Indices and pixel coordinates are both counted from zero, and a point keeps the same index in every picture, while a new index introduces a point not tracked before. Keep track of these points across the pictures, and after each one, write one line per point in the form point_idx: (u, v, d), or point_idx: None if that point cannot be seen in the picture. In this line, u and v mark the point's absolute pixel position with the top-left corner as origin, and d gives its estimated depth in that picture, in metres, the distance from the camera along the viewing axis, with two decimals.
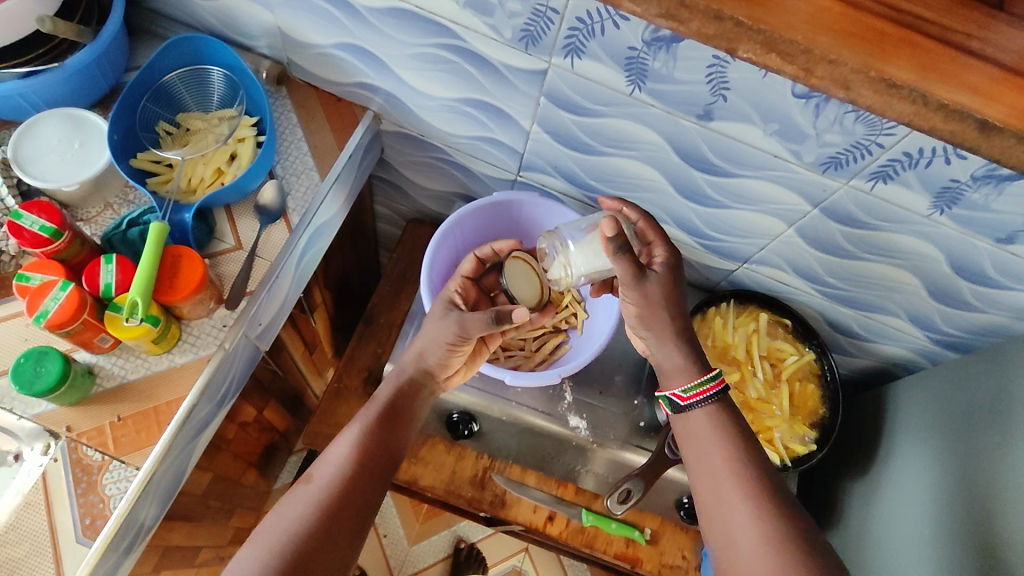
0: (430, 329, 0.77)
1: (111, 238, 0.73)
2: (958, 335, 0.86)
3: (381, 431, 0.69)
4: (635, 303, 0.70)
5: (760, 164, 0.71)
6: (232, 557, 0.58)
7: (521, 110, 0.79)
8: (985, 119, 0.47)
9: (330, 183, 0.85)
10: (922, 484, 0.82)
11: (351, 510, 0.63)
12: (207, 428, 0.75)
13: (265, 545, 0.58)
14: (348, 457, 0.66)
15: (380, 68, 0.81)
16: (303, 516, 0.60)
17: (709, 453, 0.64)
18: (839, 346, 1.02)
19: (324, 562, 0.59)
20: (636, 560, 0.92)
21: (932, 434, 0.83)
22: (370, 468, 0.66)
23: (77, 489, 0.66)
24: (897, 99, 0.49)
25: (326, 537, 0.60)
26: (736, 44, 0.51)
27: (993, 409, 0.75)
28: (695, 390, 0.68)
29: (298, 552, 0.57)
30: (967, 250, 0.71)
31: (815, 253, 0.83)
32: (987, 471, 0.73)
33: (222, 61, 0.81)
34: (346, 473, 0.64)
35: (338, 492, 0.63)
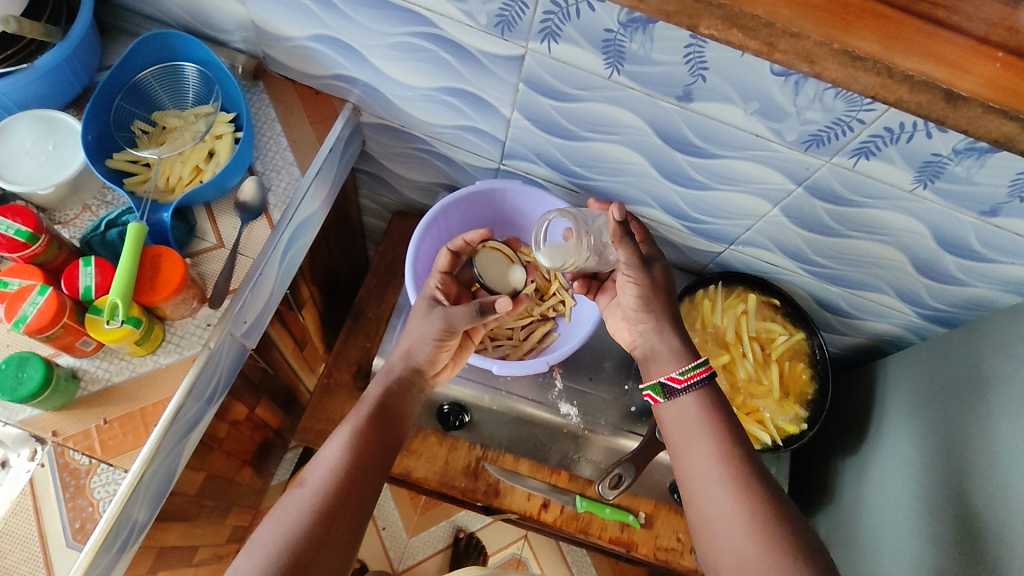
0: (418, 326, 0.77)
1: (90, 240, 0.73)
2: (946, 309, 0.87)
3: (372, 429, 0.69)
4: (637, 285, 0.73)
5: (742, 144, 0.71)
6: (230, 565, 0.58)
7: (500, 97, 0.78)
8: (952, 90, 0.47)
9: (311, 177, 0.84)
10: (912, 460, 0.82)
11: (347, 511, 0.63)
12: (195, 426, 0.75)
13: (261, 551, 0.58)
14: (342, 457, 0.65)
15: (357, 59, 0.80)
16: (298, 519, 0.60)
17: (695, 438, 0.65)
18: (828, 324, 1.02)
19: (320, 564, 0.58)
20: (631, 544, 0.93)
21: (922, 409, 0.83)
22: (361, 468, 0.66)
23: (65, 493, 0.66)
24: (862, 72, 0.48)
25: (322, 540, 0.60)
26: (697, 20, 0.49)
27: (982, 381, 0.75)
28: (694, 371, 0.69)
29: (293, 557, 0.57)
30: (952, 224, 0.71)
31: (801, 233, 0.83)
32: (975, 440, 0.73)
33: (196, 56, 0.79)
34: (340, 474, 0.64)
35: (332, 492, 0.63)
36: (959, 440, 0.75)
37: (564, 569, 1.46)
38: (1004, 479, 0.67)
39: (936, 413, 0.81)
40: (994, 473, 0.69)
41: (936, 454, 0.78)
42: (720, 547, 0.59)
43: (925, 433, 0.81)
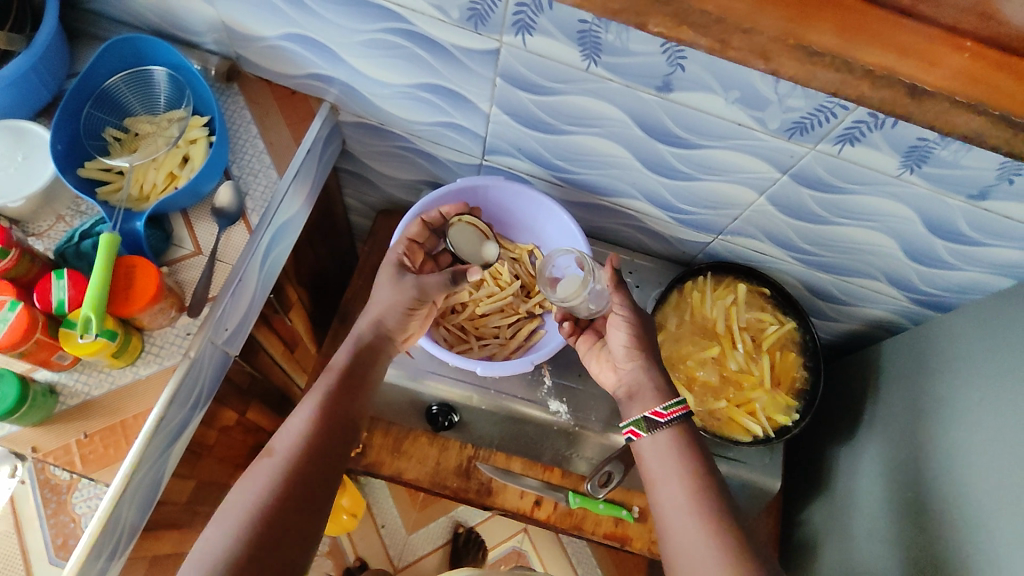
0: (387, 295, 0.76)
1: (64, 252, 0.71)
2: (937, 294, 0.85)
3: (340, 399, 0.68)
4: (625, 329, 0.74)
5: (724, 133, 0.69)
6: (199, 535, 0.57)
7: (477, 93, 0.76)
8: (916, 85, 0.47)
9: (289, 180, 0.82)
10: (911, 475, 0.83)
11: (316, 480, 0.61)
12: (184, 431, 0.74)
13: (231, 518, 0.57)
14: (310, 426, 0.64)
15: (331, 57, 0.79)
16: (266, 485, 0.59)
17: (670, 479, 0.64)
18: (820, 311, 1.01)
19: (291, 535, 0.58)
20: (625, 538, 0.93)
21: (922, 423, 0.83)
22: (331, 433, 0.65)
23: (47, 510, 0.65)
24: (818, 67, 0.48)
25: (291, 511, 0.58)
26: (646, 17, 0.50)
27: (982, 400, 0.74)
28: (677, 406, 0.68)
29: (261, 528, 0.56)
30: (940, 208, 0.70)
31: (788, 221, 0.81)
32: (974, 468, 0.73)
33: (166, 60, 0.77)
34: (307, 442, 0.63)
35: (300, 461, 0.61)
36: (959, 463, 0.75)
37: (564, 561, 1.46)
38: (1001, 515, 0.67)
39: (938, 428, 0.80)
40: (993, 507, 0.69)
41: (935, 474, 0.79)
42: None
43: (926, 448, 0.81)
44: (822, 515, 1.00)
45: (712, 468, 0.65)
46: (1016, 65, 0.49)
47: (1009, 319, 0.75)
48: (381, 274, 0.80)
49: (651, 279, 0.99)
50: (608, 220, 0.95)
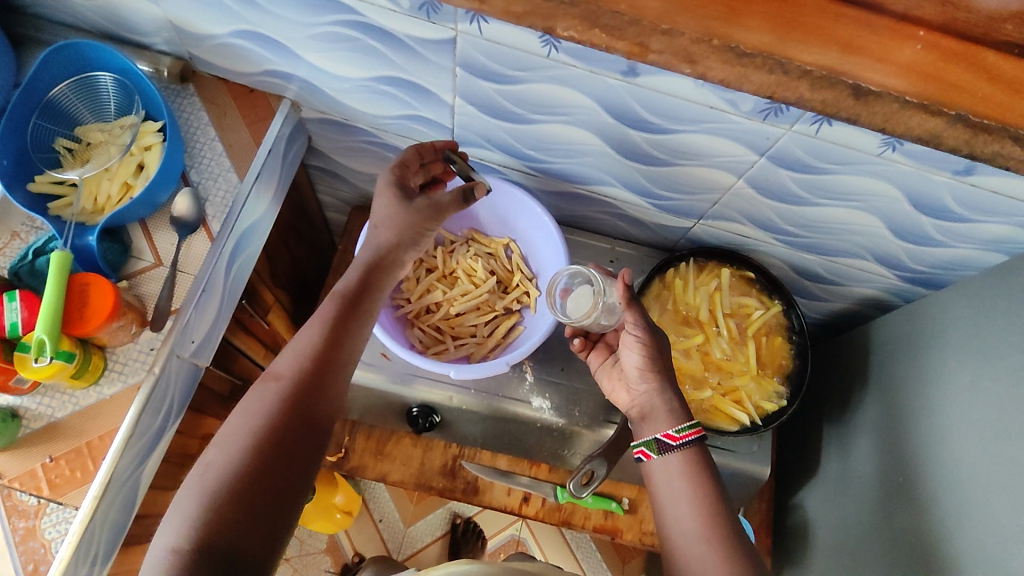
0: (397, 215, 0.72)
1: (18, 271, 0.69)
2: (926, 271, 0.83)
3: (342, 324, 0.64)
4: (639, 352, 0.70)
5: (696, 117, 0.66)
6: (198, 461, 0.53)
7: (439, 84, 0.73)
8: (860, 86, 0.47)
9: (251, 182, 0.79)
10: (908, 458, 0.80)
11: (320, 403, 0.59)
12: (160, 437, 0.73)
13: (234, 442, 0.54)
14: (313, 349, 0.61)
15: (285, 53, 0.75)
16: (271, 408, 0.56)
17: (680, 503, 0.64)
18: (809, 291, 0.98)
19: (296, 459, 0.55)
20: (615, 530, 0.92)
21: (925, 414, 0.79)
22: (335, 357, 0.62)
23: (15, 537, 0.64)
24: (752, 69, 0.48)
25: (295, 434, 0.56)
26: (554, 21, 0.50)
27: (986, 394, 0.70)
28: (689, 430, 0.67)
29: (265, 451, 0.53)
30: (926, 186, 0.67)
31: (768, 203, 0.78)
32: (977, 470, 0.69)
33: (112, 65, 0.74)
34: (312, 365, 0.60)
35: (304, 384, 0.58)
36: (964, 463, 0.71)
37: (563, 547, 1.46)
38: (1005, 521, 0.64)
39: (938, 417, 0.76)
40: (993, 498, 0.66)
41: (932, 465, 0.76)
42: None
43: (928, 441, 0.77)
44: (817, 500, 0.98)
45: (724, 492, 0.65)
46: (973, 54, 0.49)
47: (1006, 295, 0.71)
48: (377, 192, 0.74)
49: (633, 266, 0.97)
50: (586, 208, 0.92)
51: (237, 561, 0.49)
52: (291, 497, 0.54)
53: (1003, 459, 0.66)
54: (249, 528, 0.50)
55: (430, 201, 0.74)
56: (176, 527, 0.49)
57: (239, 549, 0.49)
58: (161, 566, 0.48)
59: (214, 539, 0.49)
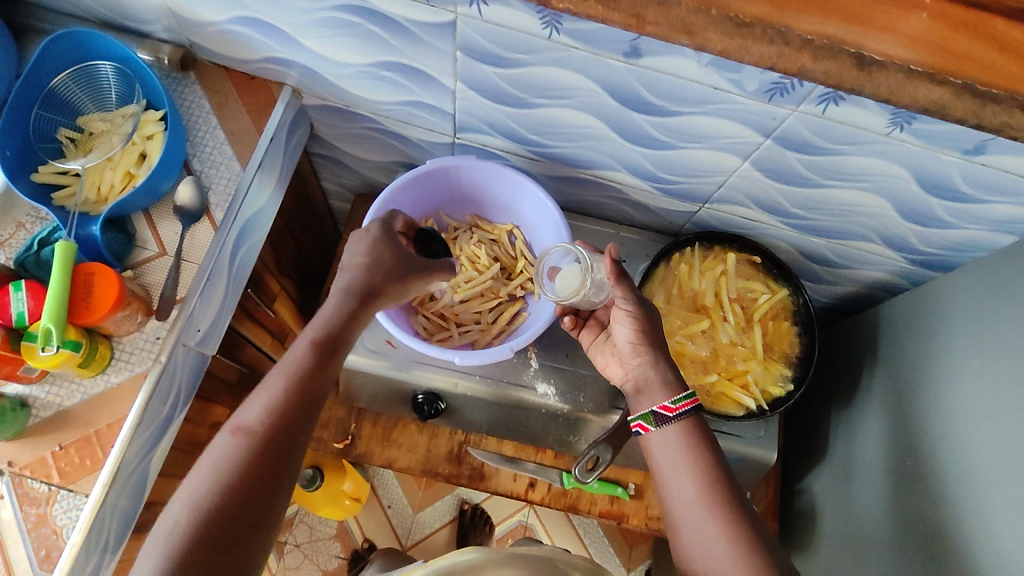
0: (389, 265, 0.67)
1: (23, 261, 0.69)
2: (935, 253, 0.82)
3: (313, 373, 0.60)
4: (631, 326, 0.70)
5: (701, 98, 0.65)
6: (158, 517, 0.52)
7: (440, 68, 0.72)
8: (863, 54, 0.47)
9: (253, 171, 0.78)
10: (917, 441, 0.80)
11: (281, 460, 0.56)
12: (167, 426, 0.74)
13: (191, 504, 0.52)
14: (277, 402, 0.57)
15: (285, 39, 0.74)
16: (230, 468, 0.54)
17: (679, 475, 0.64)
18: (816, 275, 0.97)
19: (251, 516, 0.53)
20: (622, 515, 0.93)
21: (934, 397, 0.78)
22: (301, 410, 0.58)
23: (28, 524, 0.65)
24: (752, 40, 0.48)
25: (255, 488, 0.54)
26: None
27: (991, 378, 0.70)
28: (686, 400, 0.67)
29: (220, 514, 0.52)
30: (934, 165, 0.66)
31: (775, 185, 0.77)
32: (986, 455, 0.69)
33: (111, 53, 0.73)
34: (273, 421, 0.56)
35: (264, 440, 0.56)
36: (972, 447, 0.71)
37: (571, 532, 1.48)
38: (1013, 506, 0.64)
39: (948, 402, 0.76)
40: (1006, 479, 0.65)
41: (942, 448, 0.75)
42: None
43: (936, 424, 0.77)
44: (823, 485, 0.98)
45: (722, 459, 0.65)
46: (983, 24, 0.49)
47: (1015, 277, 0.71)
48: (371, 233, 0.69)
49: (637, 252, 0.96)
50: (590, 193, 0.91)
51: None
52: (245, 554, 0.52)
53: (1013, 446, 0.65)
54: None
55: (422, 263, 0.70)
56: None
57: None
58: None
59: None
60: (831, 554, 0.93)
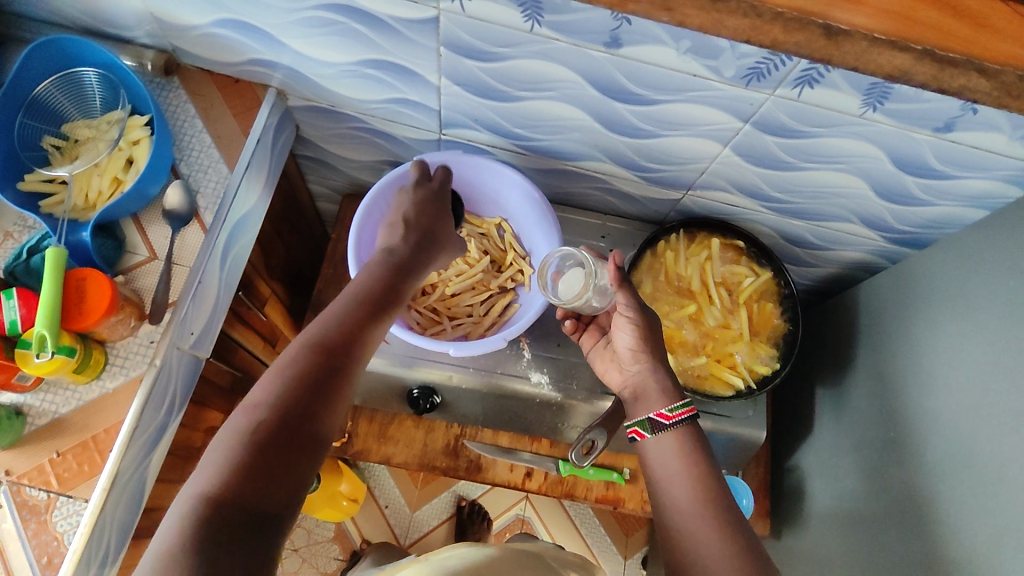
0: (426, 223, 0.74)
1: (13, 269, 0.69)
2: (912, 231, 0.84)
3: (374, 299, 0.62)
4: (632, 332, 0.72)
5: (680, 86, 0.67)
6: (225, 417, 0.51)
7: (424, 64, 0.73)
8: (831, 25, 0.49)
9: (241, 172, 0.79)
10: (902, 413, 0.82)
11: (346, 374, 0.56)
12: (160, 437, 0.73)
13: (263, 400, 0.51)
14: (343, 321, 0.58)
15: (269, 40, 0.75)
16: (300, 369, 0.53)
17: (675, 481, 0.65)
18: (798, 258, 1.00)
19: (322, 416, 0.53)
20: (618, 500, 0.94)
21: (913, 372, 0.81)
22: (365, 330, 0.59)
23: (27, 531, 0.64)
24: (728, 15, 0.49)
25: (324, 392, 0.54)
26: None
27: (968, 348, 0.72)
28: (682, 409, 0.69)
29: (294, 410, 0.51)
30: (906, 144, 0.68)
31: (755, 170, 0.79)
32: (965, 424, 0.71)
33: (94, 59, 0.73)
34: (341, 333, 0.57)
35: (333, 351, 0.56)
36: (953, 415, 0.73)
37: (568, 523, 1.49)
38: (991, 473, 0.66)
39: (929, 373, 0.78)
40: (987, 442, 0.67)
41: (927, 417, 0.77)
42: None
43: (917, 396, 0.79)
44: (811, 462, 1.00)
45: (716, 470, 0.66)
46: None
47: (988, 250, 0.73)
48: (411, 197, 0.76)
49: (623, 241, 0.98)
50: (577, 185, 0.93)
51: (259, 515, 0.47)
52: (314, 456, 0.52)
53: (990, 413, 0.68)
54: (268, 491, 0.48)
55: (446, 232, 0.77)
56: (203, 477, 0.47)
57: (258, 509, 0.47)
58: (183, 511, 0.46)
59: (235, 499, 0.46)
60: (821, 528, 0.95)
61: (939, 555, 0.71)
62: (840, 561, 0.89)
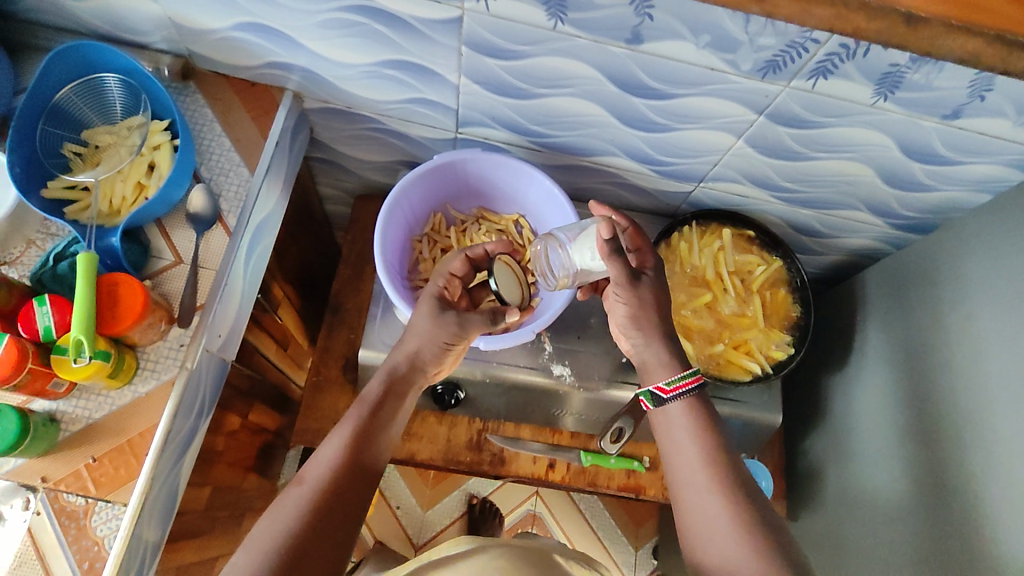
0: (431, 327, 0.73)
1: (40, 277, 0.69)
2: (917, 217, 0.87)
3: (369, 429, 0.67)
4: (626, 304, 0.73)
5: (697, 80, 0.69)
6: (227, 561, 0.58)
7: (444, 64, 0.74)
8: (910, 11, 0.53)
9: (261, 175, 0.79)
10: (907, 392, 0.84)
11: (340, 514, 0.62)
12: (192, 445, 0.74)
13: (260, 546, 0.58)
14: (337, 463, 0.64)
15: (288, 43, 0.75)
16: (295, 515, 0.60)
17: (681, 447, 0.68)
18: (805, 246, 1.02)
19: (317, 559, 0.59)
20: (639, 487, 0.96)
21: (919, 353, 0.84)
22: (360, 466, 0.65)
23: (68, 537, 0.65)
24: (816, 5, 0.53)
25: (318, 533, 0.60)
26: None
27: (973, 327, 0.75)
28: (687, 379, 0.71)
29: (290, 556, 0.57)
30: (915, 131, 0.71)
31: (767, 160, 0.81)
32: (969, 400, 0.74)
33: (115, 64, 0.73)
34: (335, 473, 0.63)
35: (329, 493, 0.62)
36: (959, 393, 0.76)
37: (578, 516, 1.51)
38: (996, 444, 0.69)
39: (935, 353, 0.81)
40: (992, 415, 0.70)
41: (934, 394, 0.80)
42: (708, 557, 0.62)
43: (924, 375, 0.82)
44: (820, 446, 1.03)
45: (724, 436, 0.69)
46: None
47: (990, 232, 0.77)
48: (421, 302, 0.77)
49: None
50: (590, 180, 0.94)
51: None
52: None
53: (992, 388, 0.71)
54: None
55: (459, 317, 0.73)
56: None
57: None
58: None
59: None
60: (832, 509, 0.98)
61: (947, 524, 0.75)
62: (850, 538, 0.93)
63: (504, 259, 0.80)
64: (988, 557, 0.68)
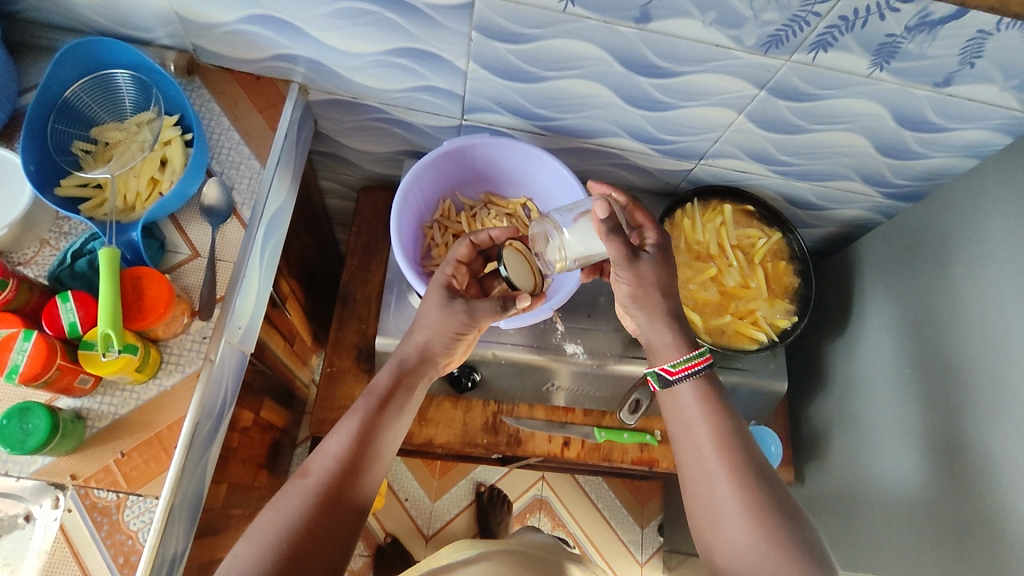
0: (440, 318, 0.73)
1: (58, 275, 0.69)
2: (907, 185, 0.91)
3: (376, 422, 0.67)
4: (628, 283, 0.73)
5: (702, 57, 0.71)
6: (228, 553, 0.58)
7: (453, 50, 0.75)
8: None
9: (273, 168, 0.80)
10: (908, 353, 0.88)
11: (342, 509, 0.62)
12: (211, 444, 0.74)
13: (262, 539, 0.58)
14: (342, 458, 0.64)
15: (295, 34, 0.76)
16: (299, 509, 0.60)
17: (691, 422, 0.69)
18: (799, 220, 1.06)
19: (317, 555, 0.59)
20: (653, 460, 0.99)
21: (917, 315, 0.87)
22: (367, 460, 0.65)
23: (101, 532, 0.64)
24: None
25: (318, 529, 0.59)
26: None
27: (971, 287, 0.79)
28: (699, 359, 0.71)
29: (290, 550, 0.57)
30: (908, 100, 0.74)
31: (766, 135, 0.84)
32: (971, 356, 0.78)
33: (124, 60, 0.74)
34: (340, 466, 0.63)
35: (332, 487, 0.62)
36: (960, 351, 0.79)
37: (584, 499, 1.53)
38: (1000, 396, 0.73)
39: (934, 315, 0.85)
40: (996, 369, 0.74)
41: (934, 353, 0.84)
42: (715, 530, 0.64)
43: (923, 337, 0.86)
44: (822, 412, 1.06)
45: (732, 415, 0.69)
46: None
47: (979, 195, 0.80)
48: (428, 294, 0.76)
49: None
50: (593, 161, 0.96)
51: None
52: None
53: (995, 344, 0.74)
54: None
55: (468, 305, 0.73)
56: None
57: None
58: None
59: None
60: (838, 473, 1.01)
61: (953, 481, 0.78)
62: (857, 500, 0.96)
63: (513, 246, 0.77)
64: (995, 507, 0.72)
